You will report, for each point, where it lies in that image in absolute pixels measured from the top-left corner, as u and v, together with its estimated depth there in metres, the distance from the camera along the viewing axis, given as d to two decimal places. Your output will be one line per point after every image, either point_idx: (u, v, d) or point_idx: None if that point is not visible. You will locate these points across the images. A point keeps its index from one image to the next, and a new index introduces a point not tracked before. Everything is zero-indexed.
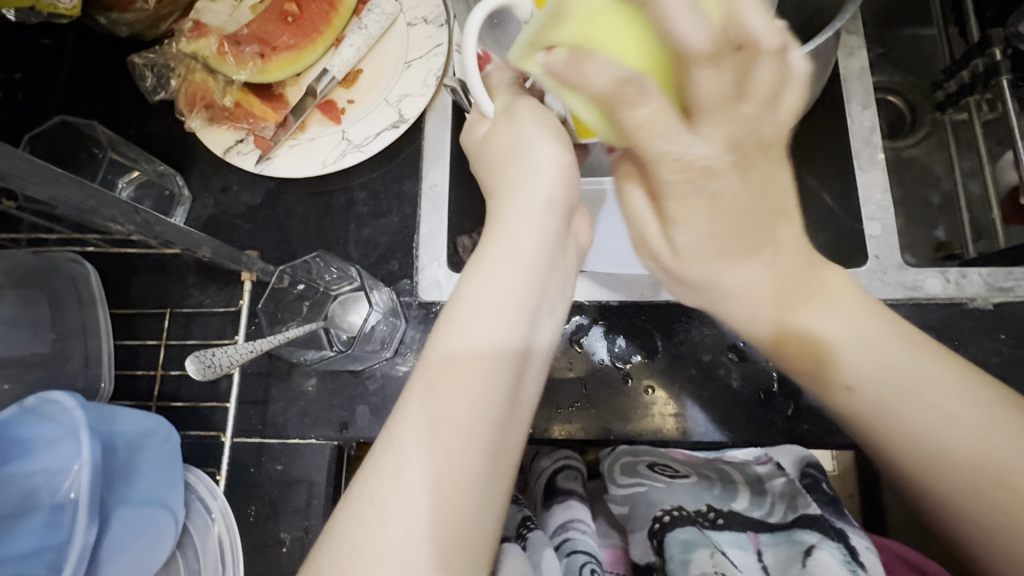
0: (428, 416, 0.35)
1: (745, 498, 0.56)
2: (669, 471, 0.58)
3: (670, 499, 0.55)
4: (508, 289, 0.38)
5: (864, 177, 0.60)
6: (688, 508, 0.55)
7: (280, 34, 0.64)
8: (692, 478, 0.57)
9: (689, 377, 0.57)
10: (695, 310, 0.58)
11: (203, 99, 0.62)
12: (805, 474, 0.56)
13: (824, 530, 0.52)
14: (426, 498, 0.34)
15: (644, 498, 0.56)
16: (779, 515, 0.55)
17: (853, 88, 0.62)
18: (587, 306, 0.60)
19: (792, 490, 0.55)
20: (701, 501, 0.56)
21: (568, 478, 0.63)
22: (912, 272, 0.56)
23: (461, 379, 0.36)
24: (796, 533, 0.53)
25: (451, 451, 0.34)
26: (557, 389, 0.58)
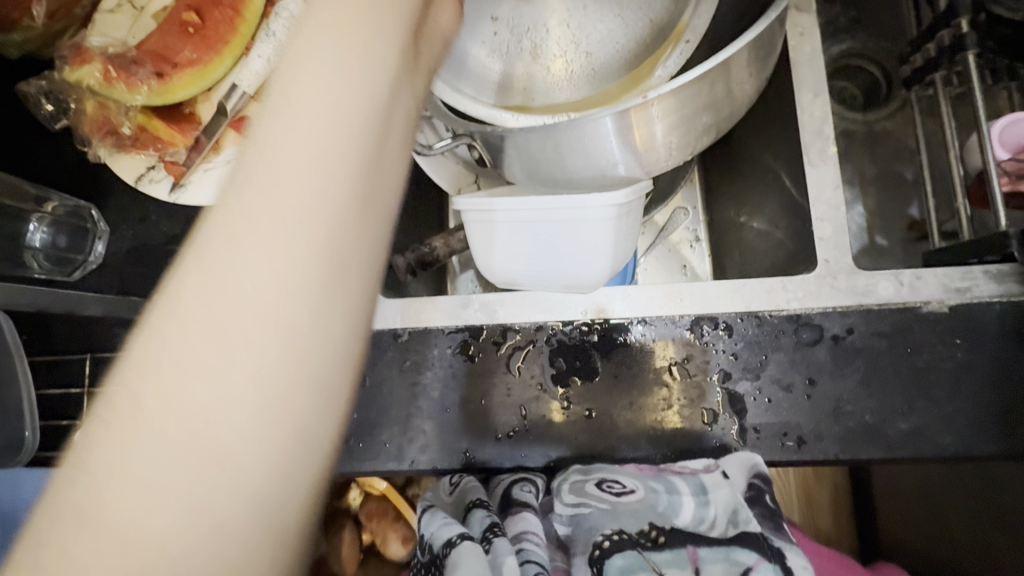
0: (147, 389, 0.22)
1: (689, 512, 0.51)
2: (618, 488, 0.52)
3: (613, 522, 0.52)
4: (281, 172, 0.24)
5: (814, 174, 0.56)
6: (630, 531, 0.51)
7: (181, 48, 0.58)
8: (640, 495, 0.51)
9: (631, 399, 0.55)
10: (635, 326, 0.55)
11: (105, 126, 0.58)
12: (750, 486, 0.51)
13: (763, 550, 0.51)
14: (149, 517, 0.22)
15: (586, 521, 0.52)
16: (720, 530, 0.52)
17: (804, 74, 0.57)
18: (524, 328, 0.57)
19: (735, 503, 0.51)
20: (643, 520, 0.52)
21: (524, 489, 0.54)
22: (863, 276, 0.53)
23: (267, 168, 0.24)
24: (735, 552, 0.50)
25: (193, 441, 0.22)
26: (494, 418, 0.56)
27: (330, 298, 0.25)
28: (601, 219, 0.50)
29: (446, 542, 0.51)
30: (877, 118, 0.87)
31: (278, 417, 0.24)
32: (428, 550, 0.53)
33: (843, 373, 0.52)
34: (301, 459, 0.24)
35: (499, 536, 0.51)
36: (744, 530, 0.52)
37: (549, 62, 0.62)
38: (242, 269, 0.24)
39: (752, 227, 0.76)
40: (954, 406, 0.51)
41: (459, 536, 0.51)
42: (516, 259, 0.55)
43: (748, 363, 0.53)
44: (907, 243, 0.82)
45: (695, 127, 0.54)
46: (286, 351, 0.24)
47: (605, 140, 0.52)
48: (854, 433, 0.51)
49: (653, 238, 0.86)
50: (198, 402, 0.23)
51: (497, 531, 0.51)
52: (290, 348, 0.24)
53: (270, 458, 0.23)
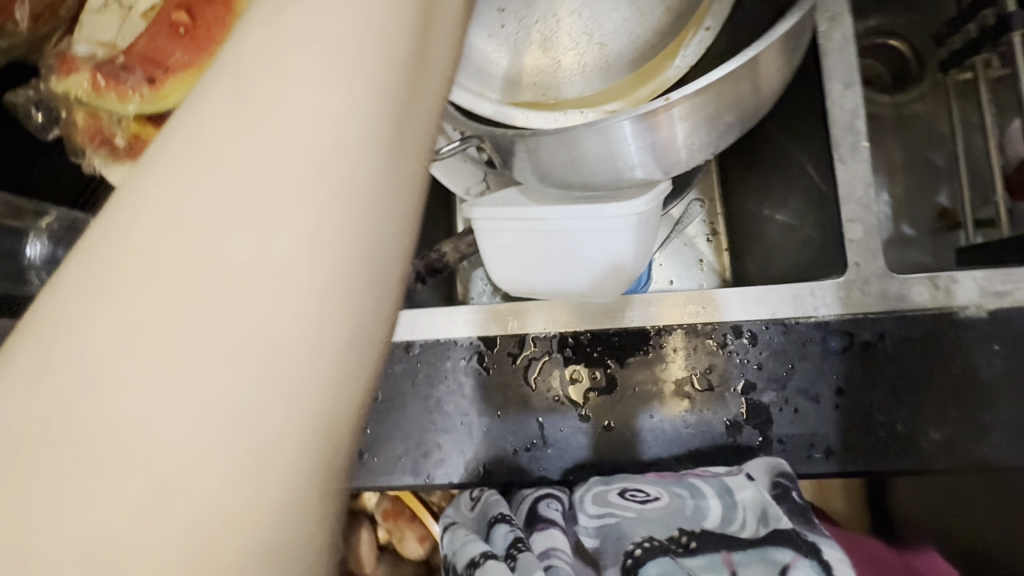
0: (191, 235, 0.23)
1: (718, 513, 0.47)
2: (642, 496, 0.49)
3: (642, 530, 0.47)
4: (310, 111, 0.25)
5: (845, 171, 0.53)
6: (660, 537, 0.46)
7: (172, 50, 0.55)
8: (665, 501, 0.48)
9: (650, 411, 0.53)
10: (654, 335, 0.53)
11: (101, 135, 0.56)
12: (775, 484, 0.48)
13: (799, 547, 0.44)
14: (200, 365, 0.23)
15: (616, 530, 0.48)
16: (752, 531, 0.46)
17: (834, 64, 0.54)
18: (539, 338, 0.55)
19: (764, 500, 0.47)
20: (672, 524, 0.47)
21: (551, 506, 0.52)
22: (896, 280, 0.50)
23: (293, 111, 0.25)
24: (770, 551, 0.44)
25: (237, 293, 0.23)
26: (508, 432, 0.54)
27: (364, 174, 0.26)
28: (619, 229, 0.49)
29: (470, 561, 0.50)
30: (905, 102, 0.82)
31: (321, 282, 0.25)
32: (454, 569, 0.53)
33: (874, 382, 0.50)
34: (346, 335, 0.25)
35: (523, 549, 0.49)
36: (776, 529, 0.45)
37: (561, 58, 0.58)
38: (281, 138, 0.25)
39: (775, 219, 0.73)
40: (989, 416, 0.49)
41: (482, 555, 0.49)
42: (531, 269, 0.53)
43: (774, 373, 0.51)
44: (935, 233, 0.79)
45: (718, 126, 0.51)
46: (325, 213, 0.25)
47: (623, 144, 0.49)
48: (884, 444, 0.49)
49: (669, 230, 0.81)
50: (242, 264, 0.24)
51: (521, 546, 0.49)
52: (329, 213, 0.25)
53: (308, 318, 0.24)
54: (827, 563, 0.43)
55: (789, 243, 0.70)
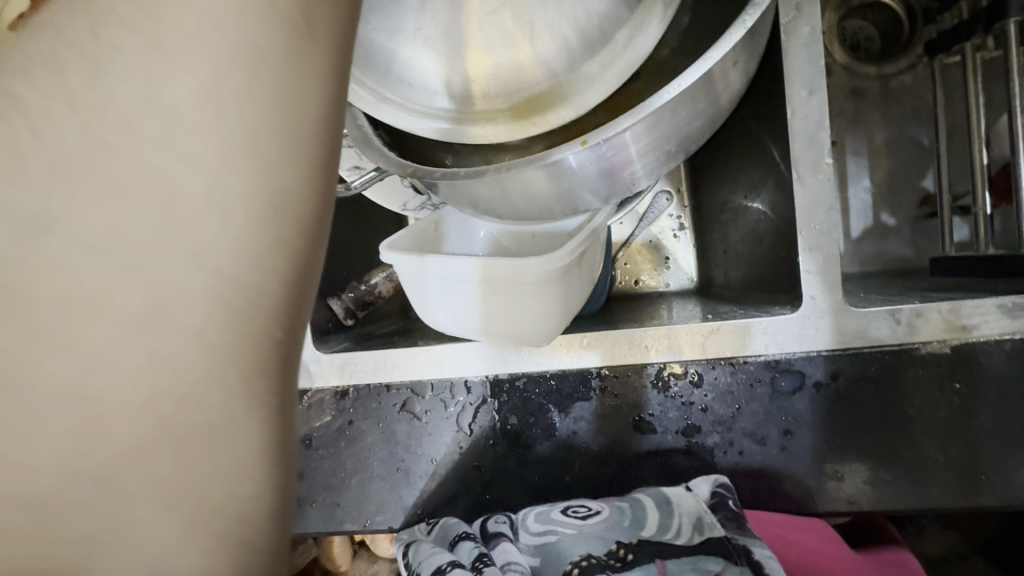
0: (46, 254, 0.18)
1: (655, 521, 0.46)
2: (584, 511, 0.48)
3: (581, 547, 0.46)
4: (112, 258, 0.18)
5: (803, 192, 0.47)
6: (599, 553, 0.45)
7: None
8: (605, 515, 0.47)
9: (591, 453, 0.51)
10: (596, 377, 0.50)
11: None
12: (713, 493, 0.47)
13: (731, 554, 0.42)
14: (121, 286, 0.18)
15: (555, 548, 0.47)
16: (687, 538, 0.45)
17: (797, 65, 0.47)
18: (474, 382, 0.52)
19: (700, 509, 0.46)
20: (610, 538, 0.46)
21: (496, 520, 0.50)
22: (855, 315, 0.46)
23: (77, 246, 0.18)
24: (702, 560, 0.42)
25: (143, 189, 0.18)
26: (448, 476, 0.53)
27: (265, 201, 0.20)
28: (539, 285, 0.44)
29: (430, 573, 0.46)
30: (893, 71, 0.73)
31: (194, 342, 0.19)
32: None
33: (823, 423, 0.47)
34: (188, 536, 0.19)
35: (490, 565, 0.45)
36: (711, 538, 0.44)
37: (488, 65, 0.46)
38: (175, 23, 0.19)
39: (746, 211, 0.65)
40: (944, 456, 0.46)
41: (449, 563, 0.46)
42: (458, 319, 0.49)
43: (719, 415, 0.49)
44: (917, 222, 0.73)
45: (661, 155, 0.45)
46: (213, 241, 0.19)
47: (558, 180, 0.44)
48: (835, 491, 0.47)
49: (634, 226, 0.77)
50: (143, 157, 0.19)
51: (487, 560, 0.45)
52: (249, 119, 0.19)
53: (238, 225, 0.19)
54: (758, 564, 0.41)
55: (754, 248, 0.63)
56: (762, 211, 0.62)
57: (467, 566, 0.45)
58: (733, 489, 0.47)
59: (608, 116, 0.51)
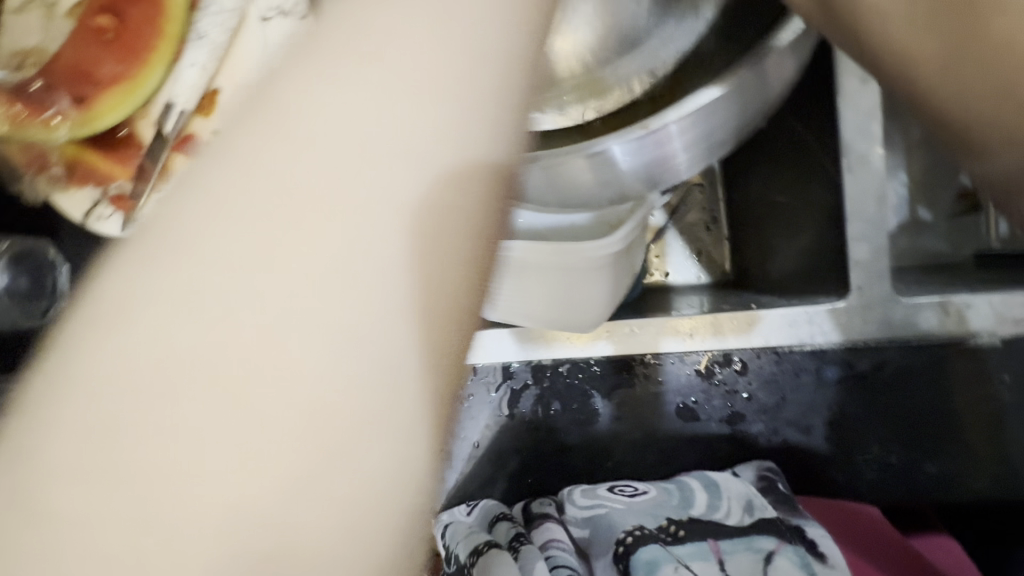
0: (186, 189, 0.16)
1: (704, 501, 0.47)
2: (630, 489, 0.49)
3: (632, 520, 0.46)
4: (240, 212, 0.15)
5: (852, 183, 0.47)
6: (650, 527, 0.46)
7: (103, 61, 0.50)
8: (653, 494, 0.48)
9: (632, 440, 0.52)
10: (639, 364, 0.51)
11: (34, 162, 0.52)
12: (760, 476, 0.47)
13: (784, 534, 0.44)
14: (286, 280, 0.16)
15: (605, 521, 0.47)
16: (736, 520, 0.46)
17: (848, 55, 0.47)
18: (517, 369, 0.52)
19: (749, 492, 0.47)
20: (661, 515, 0.46)
21: (542, 503, 0.51)
22: (904, 306, 0.46)
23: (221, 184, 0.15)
24: (755, 539, 0.44)
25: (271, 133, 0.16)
26: (489, 459, 0.54)
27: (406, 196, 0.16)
28: (589, 270, 0.45)
29: (473, 551, 0.48)
30: None
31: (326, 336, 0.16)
32: (453, 561, 0.49)
33: (869, 413, 0.48)
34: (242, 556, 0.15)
35: (528, 544, 0.47)
36: (761, 518, 0.45)
37: None
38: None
39: (784, 204, 0.65)
40: (990, 447, 0.46)
41: (486, 543, 0.48)
42: (516, 307, 0.48)
43: (763, 404, 0.49)
44: (953, 217, 0.72)
45: (709, 144, 0.46)
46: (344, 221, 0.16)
47: (609, 169, 0.44)
48: (876, 477, 0.48)
49: (666, 218, 0.77)
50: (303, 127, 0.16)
51: (525, 540, 0.47)
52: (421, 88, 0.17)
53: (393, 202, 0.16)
54: (812, 543, 0.44)
55: (794, 240, 0.63)
56: (802, 203, 0.62)
57: (505, 546, 0.48)
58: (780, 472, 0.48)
59: None
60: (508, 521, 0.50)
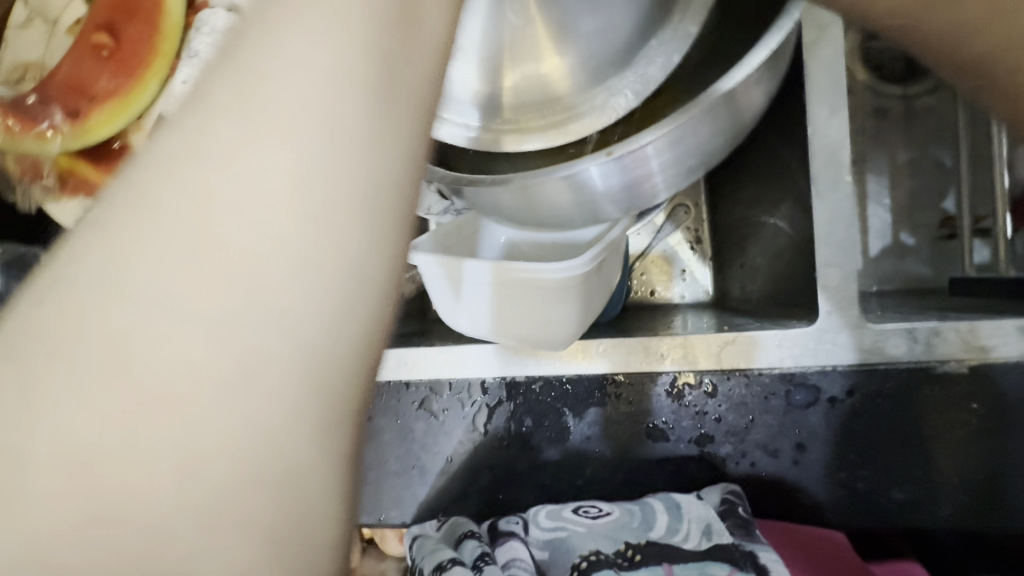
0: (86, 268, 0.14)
1: (664, 524, 0.47)
2: (594, 511, 0.49)
3: (591, 543, 0.47)
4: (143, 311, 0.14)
5: (823, 210, 0.48)
6: (607, 551, 0.47)
7: (96, 78, 0.52)
8: (616, 515, 0.48)
9: (602, 458, 0.52)
10: (611, 383, 0.51)
11: (28, 171, 0.53)
12: (723, 500, 0.47)
13: (736, 560, 0.45)
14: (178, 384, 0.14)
15: (566, 543, 0.48)
16: (694, 544, 0.47)
17: (819, 85, 0.48)
18: (491, 384, 0.53)
19: (709, 516, 0.47)
20: (620, 538, 0.47)
21: (509, 521, 0.51)
22: (872, 331, 0.46)
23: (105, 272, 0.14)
24: (708, 566, 0.45)
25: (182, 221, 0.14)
26: (462, 474, 0.54)
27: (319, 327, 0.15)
28: (560, 290, 0.45)
29: (437, 566, 0.49)
30: (915, 92, 0.74)
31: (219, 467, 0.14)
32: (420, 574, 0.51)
33: (839, 438, 0.48)
34: None
35: (490, 564, 0.47)
36: (716, 544, 0.46)
37: (515, 80, 0.48)
38: (259, 85, 0.15)
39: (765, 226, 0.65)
40: (959, 476, 0.47)
41: (449, 560, 0.48)
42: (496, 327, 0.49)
43: (732, 425, 0.49)
44: (936, 243, 0.72)
45: (683, 167, 0.47)
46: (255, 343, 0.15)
47: (580, 190, 0.45)
48: (845, 502, 0.49)
49: (650, 237, 0.77)
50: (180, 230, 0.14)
51: (490, 559, 0.48)
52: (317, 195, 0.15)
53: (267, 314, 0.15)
54: (763, 567, 0.44)
55: (775, 263, 0.64)
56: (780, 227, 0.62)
57: (469, 564, 0.48)
58: (748, 497, 0.48)
59: (631, 129, 0.51)
60: (473, 541, 0.50)
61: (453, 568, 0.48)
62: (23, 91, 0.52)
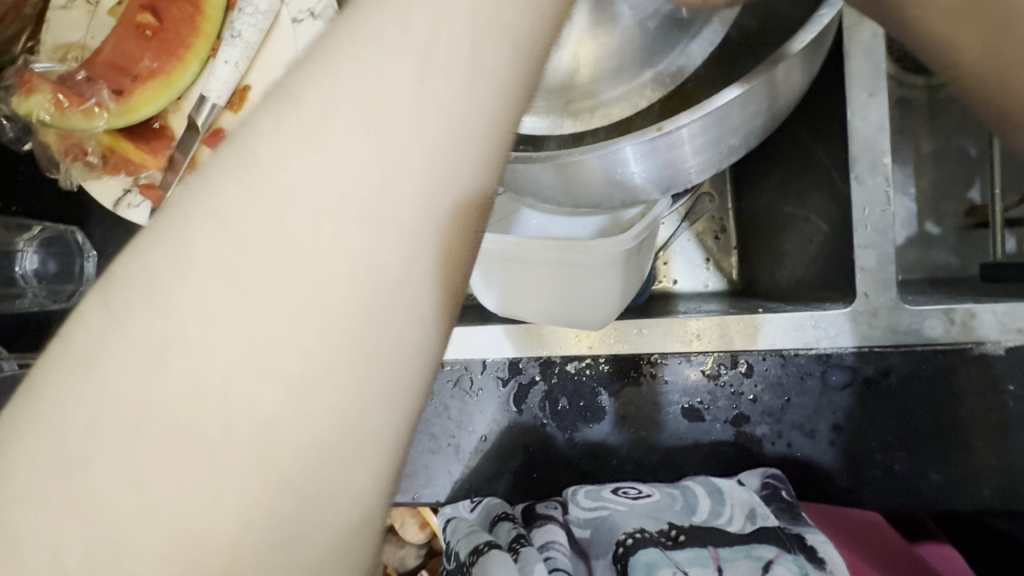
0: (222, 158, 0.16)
1: (707, 508, 0.47)
2: (634, 492, 0.49)
3: (634, 521, 0.47)
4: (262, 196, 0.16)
5: (859, 193, 0.48)
6: (651, 530, 0.46)
7: (141, 56, 0.53)
8: (656, 498, 0.48)
9: (636, 438, 0.53)
10: (645, 363, 0.52)
11: (70, 150, 0.54)
12: (764, 485, 0.48)
13: (783, 543, 0.44)
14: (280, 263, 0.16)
15: (607, 522, 0.48)
16: (738, 527, 0.46)
17: (857, 68, 0.48)
18: (527, 364, 0.53)
19: (753, 500, 0.47)
20: (663, 519, 0.47)
21: (548, 506, 0.51)
22: (909, 313, 0.47)
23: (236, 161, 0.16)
24: (755, 548, 0.45)
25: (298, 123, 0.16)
26: (496, 454, 0.55)
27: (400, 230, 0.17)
28: (599, 266, 0.46)
29: (474, 549, 0.49)
30: (942, 82, 0.74)
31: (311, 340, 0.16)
32: (456, 558, 0.51)
33: (875, 419, 0.48)
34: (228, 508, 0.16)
35: (528, 544, 0.47)
36: (762, 527, 0.46)
37: (550, 61, 0.48)
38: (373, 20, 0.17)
39: (793, 214, 0.66)
40: (996, 459, 0.47)
41: (486, 543, 0.48)
42: (520, 298, 0.50)
43: (768, 406, 0.50)
44: (963, 232, 0.72)
45: (720, 149, 0.47)
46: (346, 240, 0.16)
47: (618, 170, 0.46)
48: (880, 483, 0.49)
49: (675, 226, 0.78)
50: (288, 132, 0.16)
51: (525, 541, 0.48)
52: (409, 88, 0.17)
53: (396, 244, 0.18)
54: (811, 549, 0.43)
55: (802, 249, 0.64)
56: (810, 215, 0.63)
57: (505, 547, 0.48)
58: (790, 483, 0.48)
59: None
60: (509, 523, 0.50)
61: (490, 550, 0.47)
62: (68, 70, 0.53)
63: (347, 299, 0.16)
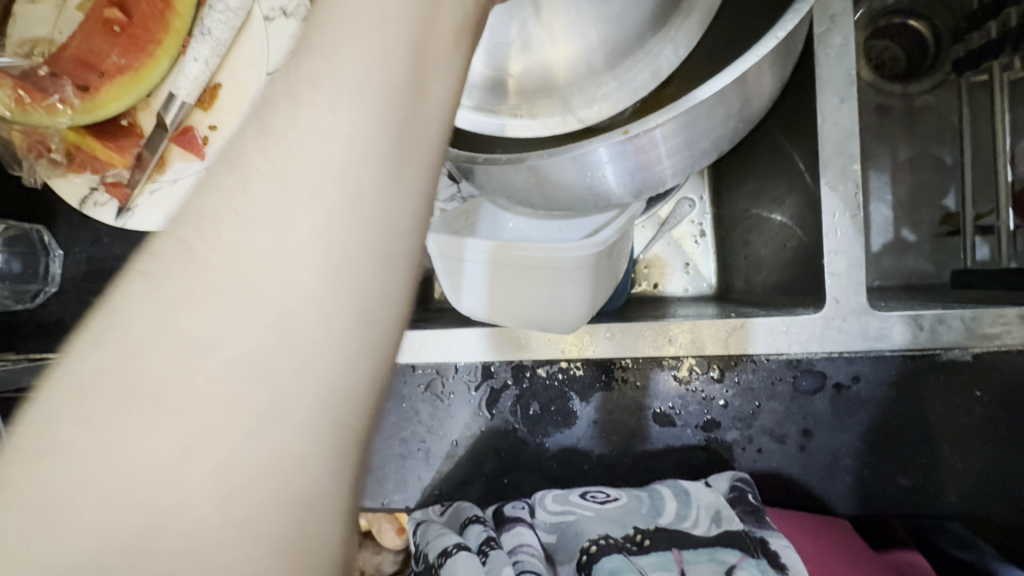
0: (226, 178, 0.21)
1: (673, 510, 0.47)
2: (602, 496, 0.49)
3: (598, 528, 0.47)
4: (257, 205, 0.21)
5: (830, 199, 0.48)
6: (616, 535, 0.47)
7: (109, 52, 0.52)
8: (623, 501, 0.48)
9: (607, 443, 0.52)
10: (617, 369, 0.51)
11: (34, 146, 0.53)
12: (732, 487, 0.47)
13: (746, 546, 0.45)
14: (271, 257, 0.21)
15: (573, 527, 0.48)
16: (703, 529, 0.46)
17: (828, 75, 0.48)
18: (499, 368, 0.53)
19: (718, 502, 0.47)
20: (628, 523, 0.47)
21: (516, 506, 0.51)
22: (878, 318, 0.46)
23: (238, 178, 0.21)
24: (719, 552, 0.45)
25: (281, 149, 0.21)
26: (467, 459, 0.54)
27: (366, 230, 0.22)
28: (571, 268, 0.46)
29: (441, 552, 0.49)
30: (918, 91, 0.74)
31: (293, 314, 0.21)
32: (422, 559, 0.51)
33: (843, 424, 0.48)
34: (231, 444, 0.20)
35: (497, 548, 0.48)
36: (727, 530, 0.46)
37: (524, 66, 0.48)
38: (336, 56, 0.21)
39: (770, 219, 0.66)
40: (962, 463, 0.47)
41: (455, 544, 0.48)
42: (496, 299, 0.50)
43: (739, 411, 0.50)
44: (938, 238, 0.73)
45: (693, 151, 0.47)
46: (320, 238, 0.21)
47: (591, 171, 0.45)
48: (848, 488, 0.49)
49: (655, 231, 0.78)
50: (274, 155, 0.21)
51: (494, 544, 0.48)
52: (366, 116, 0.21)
53: (331, 277, 0.21)
54: (774, 554, 0.44)
55: (778, 254, 0.64)
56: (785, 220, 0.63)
57: (473, 549, 0.48)
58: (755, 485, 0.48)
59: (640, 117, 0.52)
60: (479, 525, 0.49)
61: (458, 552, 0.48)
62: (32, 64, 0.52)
63: (316, 284, 0.21)
